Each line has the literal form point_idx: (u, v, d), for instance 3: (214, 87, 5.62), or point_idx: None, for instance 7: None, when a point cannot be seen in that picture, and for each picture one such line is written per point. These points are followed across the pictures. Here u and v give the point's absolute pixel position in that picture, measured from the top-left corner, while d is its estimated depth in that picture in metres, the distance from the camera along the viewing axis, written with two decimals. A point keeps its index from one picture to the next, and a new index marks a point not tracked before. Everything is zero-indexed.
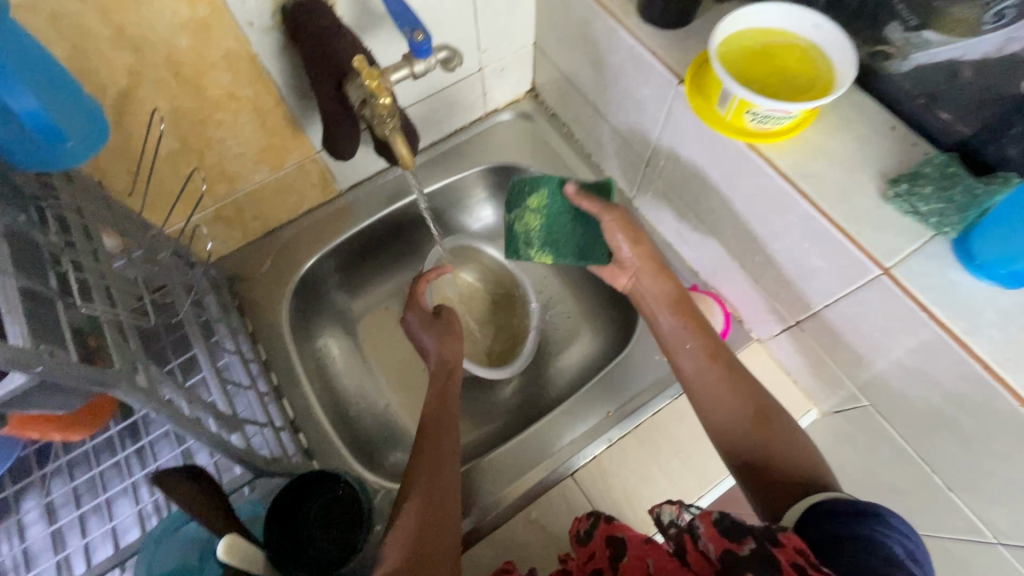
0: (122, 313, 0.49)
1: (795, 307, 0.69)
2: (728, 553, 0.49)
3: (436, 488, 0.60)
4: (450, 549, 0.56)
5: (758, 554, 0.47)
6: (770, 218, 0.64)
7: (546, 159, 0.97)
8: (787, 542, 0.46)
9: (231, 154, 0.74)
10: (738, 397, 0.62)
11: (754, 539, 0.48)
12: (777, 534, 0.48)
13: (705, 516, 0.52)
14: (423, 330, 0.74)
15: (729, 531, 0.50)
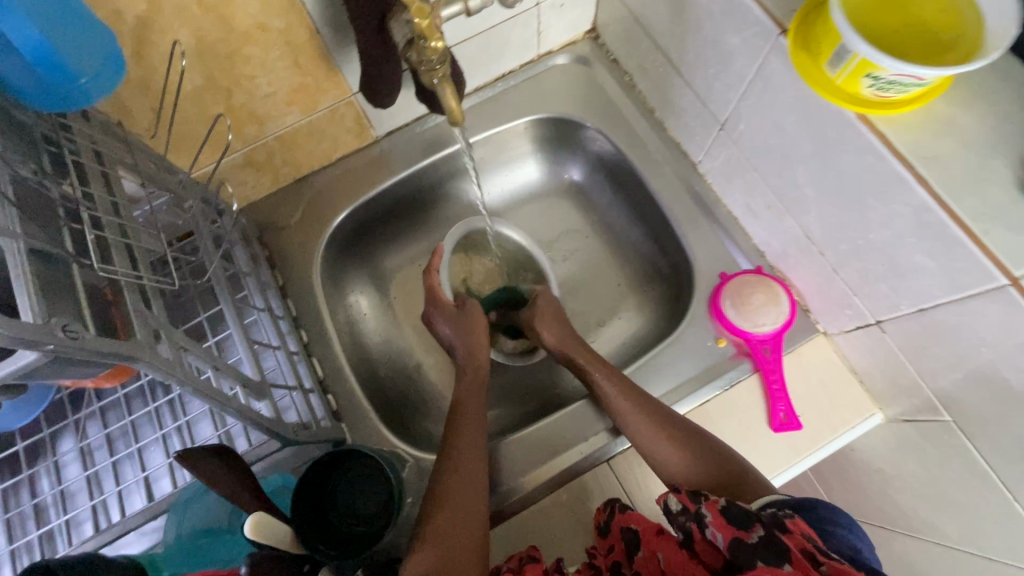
0: (144, 275, 0.45)
1: (879, 305, 0.61)
2: (737, 541, 0.50)
3: (461, 468, 0.63)
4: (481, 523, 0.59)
5: (766, 542, 0.49)
6: (870, 204, 0.55)
7: (603, 113, 0.87)
8: (793, 528, 0.48)
9: (260, 94, 0.68)
10: (654, 429, 0.64)
11: (761, 526, 0.50)
12: (782, 522, 0.49)
13: (713, 505, 0.54)
14: (446, 319, 0.78)
15: (734, 519, 0.52)
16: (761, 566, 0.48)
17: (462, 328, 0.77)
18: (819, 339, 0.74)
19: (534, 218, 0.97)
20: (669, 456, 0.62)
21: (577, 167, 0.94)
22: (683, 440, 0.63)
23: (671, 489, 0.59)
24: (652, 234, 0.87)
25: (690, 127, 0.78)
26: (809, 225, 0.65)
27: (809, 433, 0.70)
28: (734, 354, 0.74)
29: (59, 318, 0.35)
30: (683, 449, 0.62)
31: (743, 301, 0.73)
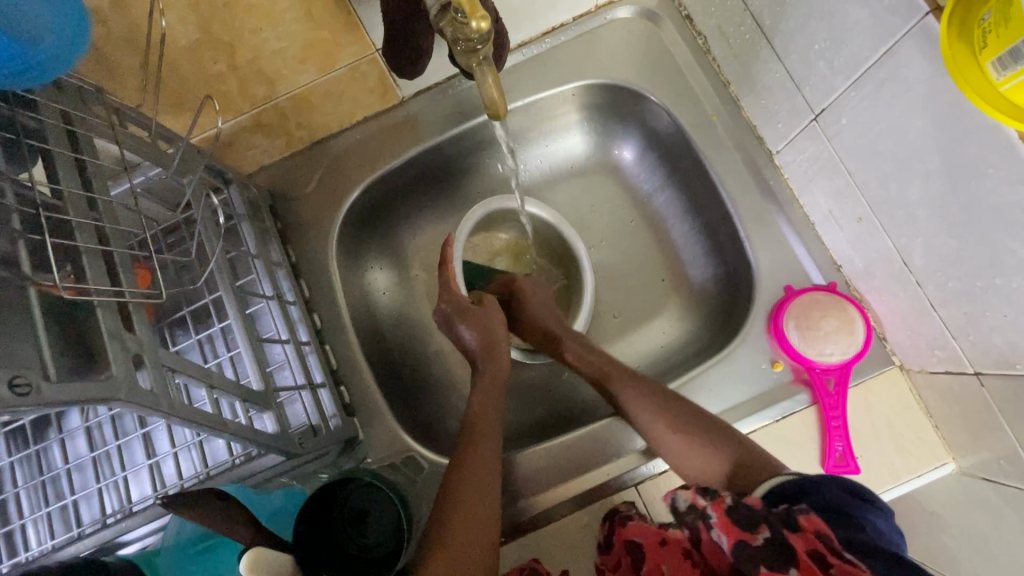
0: (125, 289, 0.39)
1: (984, 355, 0.51)
2: (740, 545, 0.44)
3: (471, 473, 0.57)
4: (490, 533, 0.54)
5: (775, 546, 0.42)
6: (1005, 245, 0.44)
7: (667, 83, 0.74)
8: (806, 526, 0.43)
9: (269, 50, 0.58)
10: (649, 401, 0.62)
11: (769, 527, 0.44)
12: (793, 518, 0.44)
13: (719, 505, 0.47)
14: (462, 320, 0.71)
15: (739, 520, 0.45)
16: (765, 573, 0.41)
17: (481, 327, 0.71)
18: (892, 372, 0.65)
19: (574, 198, 0.86)
20: (677, 445, 0.58)
21: (629, 142, 0.82)
22: (685, 426, 0.58)
23: (681, 486, 0.52)
24: (709, 229, 0.76)
25: (773, 111, 0.65)
26: (909, 251, 0.54)
27: (866, 476, 0.63)
28: (790, 380, 0.66)
29: (4, 369, 0.30)
30: (691, 440, 0.57)
31: (810, 325, 0.64)
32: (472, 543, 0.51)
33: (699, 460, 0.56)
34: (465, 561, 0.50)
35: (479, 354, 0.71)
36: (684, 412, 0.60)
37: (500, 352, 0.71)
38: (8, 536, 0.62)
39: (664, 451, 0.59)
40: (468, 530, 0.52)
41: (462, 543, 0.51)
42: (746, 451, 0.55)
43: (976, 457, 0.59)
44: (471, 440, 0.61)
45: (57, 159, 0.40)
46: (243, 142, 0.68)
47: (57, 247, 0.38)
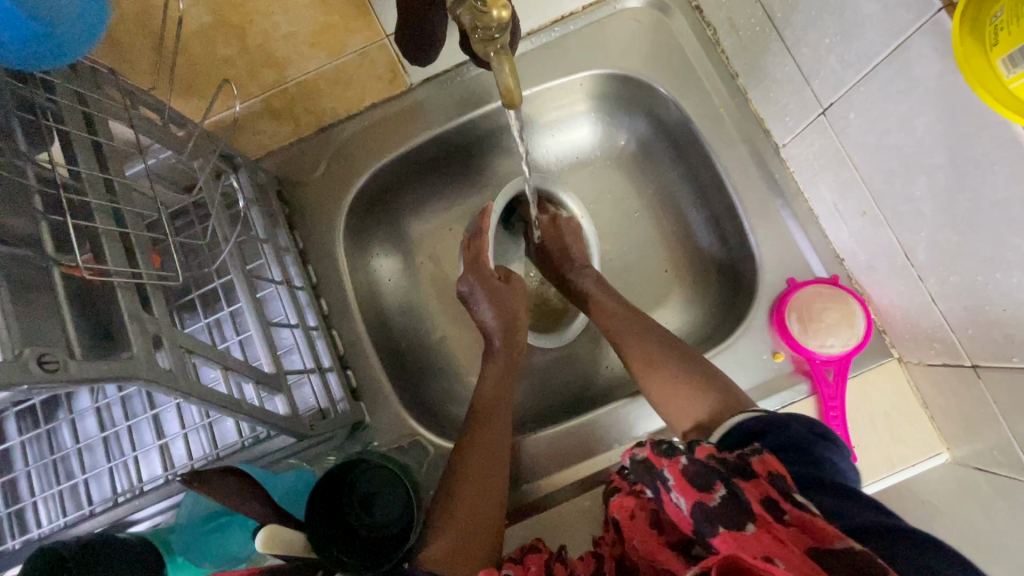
0: (143, 271, 0.40)
1: (982, 348, 0.52)
2: (699, 506, 0.42)
3: (481, 453, 0.59)
4: (492, 511, 0.56)
5: (730, 502, 0.42)
6: (1007, 240, 0.44)
7: (674, 73, 0.74)
8: (760, 473, 0.43)
9: (278, 34, 0.59)
10: (648, 341, 0.66)
11: (723, 483, 0.43)
12: (748, 466, 0.44)
13: (675, 466, 0.45)
14: (484, 296, 0.72)
15: (694, 479, 0.44)
16: (726, 532, 0.40)
17: (504, 307, 0.72)
18: (891, 364, 0.66)
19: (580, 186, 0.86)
20: (660, 381, 0.62)
21: (636, 132, 0.83)
22: (681, 374, 0.61)
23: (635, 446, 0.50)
24: (713, 220, 0.77)
25: (781, 104, 0.66)
26: (912, 245, 0.55)
27: (862, 465, 0.64)
28: (791, 371, 0.67)
29: (32, 347, 0.31)
30: (679, 379, 0.61)
31: (812, 318, 0.65)
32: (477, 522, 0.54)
33: (687, 405, 0.59)
34: (472, 538, 0.53)
35: (498, 335, 0.71)
36: (678, 354, 0.63)
37: (519, 337, 0.72)
38: (19, 513, 0.63)
39: (655, 401, 0.62)
40: (469, 509, 0.55)
41: (468, 520, 0.54)
42: (723, 393, 0.58)
43: (970, 448, 0.60)
44: (482, 419, 0.63)
45: (73, 140, 0.40)
46: (251, 127, 0.68)
47: (78, 230, 0.39)
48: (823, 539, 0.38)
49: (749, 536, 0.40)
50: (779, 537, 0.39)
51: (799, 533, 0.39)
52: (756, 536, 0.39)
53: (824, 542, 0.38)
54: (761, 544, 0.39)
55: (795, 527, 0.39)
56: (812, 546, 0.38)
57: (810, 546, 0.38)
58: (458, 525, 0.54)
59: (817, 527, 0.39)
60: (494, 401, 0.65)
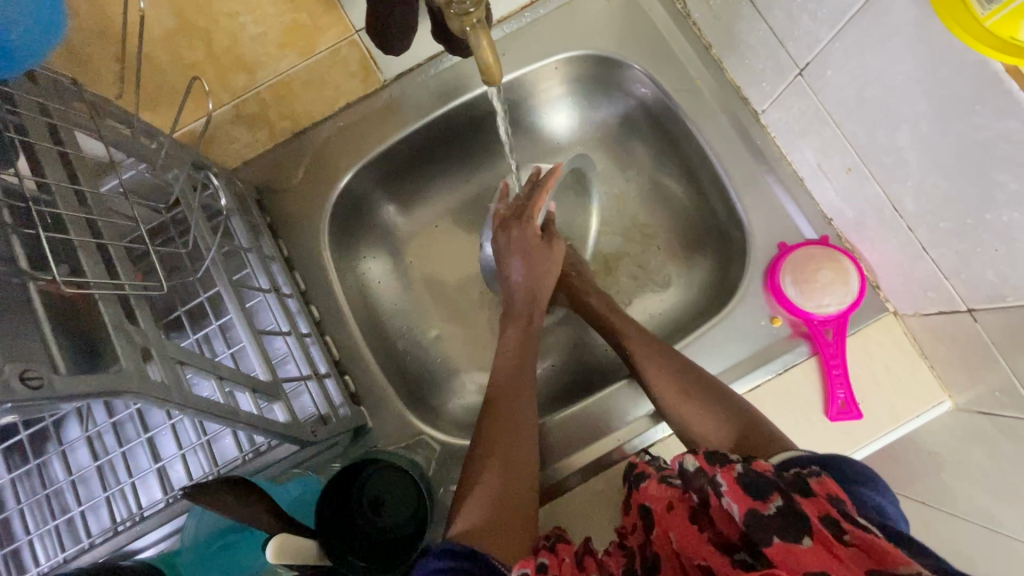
0: (124, 282, 0.38)
1: (977, 293, 0.53)
2: (752, 514, 0.43)
3: (510, 431, 0.56)
4: (530, 493, 0.52)
5: (788, 514, 0.42)
6: (994, 179, 0.45)
7: (648, 49, 0.74)
8: (820, 491, 0.42)
9: (246, 36, 0.58)
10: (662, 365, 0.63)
11: (781, 494, 0.43)
12: (806, 484, 0.44)
13: (729, 473, 0.46)
14: (518, 252, 0.70)
15: (750, 488, 0.45)
16: (780, 542, 0.40)
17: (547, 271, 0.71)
18: (887, 319, 0.66)
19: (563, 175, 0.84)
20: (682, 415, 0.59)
21: (614, 112, 0.83)
22: (706, 410, 0.58)
23: (687, 452, 0.52)
24: (701, 191, 0.77)
25: (757, 70, 0.66)
26: (899, 196, 0.55)
27: (868, 421, 0.64)
28: (790, 334, 0.67)
29: (13, 364, 0.29)
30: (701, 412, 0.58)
31: (806, 279, 0.65)
32: (512, 502, 0.50)
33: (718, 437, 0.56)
34: (510, 519, 0.49)
35: (523, 296, 0.70)
36: (691, 380, 0.61)
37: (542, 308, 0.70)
38: (14, 554, 0.60)
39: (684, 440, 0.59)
40: (509, 491, 0.51)
41: (502, 500, 0.50)
42: (743, 417, 0.56)
43: (972, 393, 0.61)
44: (505, 395, 0.60)
45: (38, 152, 0.39)
46: (225, 135, 0.67)
47: (51, 246, 0.37)
48: (885, 560, 0.37)
49: (803, 549, 0.39)
50: (836, 553, 0.38)
51: (860, 554, 0.38)
52: (812, 551, 0.39)
53: (887, 564, 0.37)
54: (816, 558, 0.39)
55: (855, 547, 0.38)
56: (874, 567, 0.37)
57: (871, 569, 0.37)
58: (492, 507, 0.49)
59: (882, 550, 0.37)
60: (516, 379, 0.62)
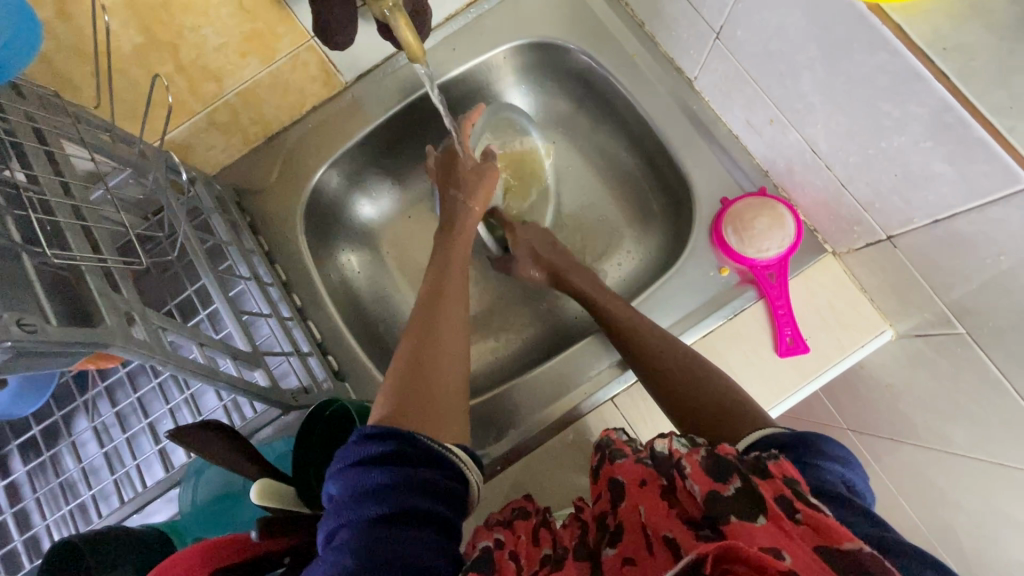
0: (107, 257, 0.43)
1: (894, 219, 0.57)
2: (714, 496, 0.37)
3: (429, 335, 0.55)
4: (452, 386, 0.51)
5: (746, 494, 0.36)
6: (882, 108, 0.50)
7: (586, 32, 0.80)
8: (775, 471, 0.38)
9: (209, 46, 0.64)
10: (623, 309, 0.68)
11: (739, 475, 0.38)
12: (763, 466, 0.39)
13: (693, 455, 0.39)
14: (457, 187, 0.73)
15: (712, 468, 0.38)
16: (735, 522, 0.35)
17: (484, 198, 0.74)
18: (827, 259, 0.71)
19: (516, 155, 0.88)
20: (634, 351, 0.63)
21: (563, 94, 0.88)
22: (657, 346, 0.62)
23: (658, 433, 0.44)
24: (649, 160, 0.82)
25: (684, 40, 0.71)
26: (815, 138, 0.60)
27: (817, 355, 0.68)
28: (738, 282, 0.71)
29: (13, 315, 0.34)
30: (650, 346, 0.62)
31: (745, 228, 0.70)
32: (426, 398, 0.48)
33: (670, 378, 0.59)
34: (424, 411, 0.47)
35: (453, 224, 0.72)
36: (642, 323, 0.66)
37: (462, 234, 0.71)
38: (32, 541, 0.64)
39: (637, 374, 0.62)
40: (427, 383, 0.50)
41: (414, 398, 0.48)
42: (686, 356, 0.60)
43: (909, 317, 0.65)
44: (424, 309, 0.59)
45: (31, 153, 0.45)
46: (200, 142, 0.73)
47: (44, 230, 0.43)
48: (834, 539, 0.33)
49: (757, 528, 0.35)
50: (788, 531, 0.34)
51: (809, 532, 0.34)
52: (766, 530, 0.34)
53: (832, 541, 0.33)
54: (769, 536, 0.34)
55: (806, 527, 0.34)
56: (823, 547, 0.33)
57: (821, 548, 0.33)
58: (402, 404, 0.47)
59: (831, 526, 0.34)
60: (435, 300, 0.61)
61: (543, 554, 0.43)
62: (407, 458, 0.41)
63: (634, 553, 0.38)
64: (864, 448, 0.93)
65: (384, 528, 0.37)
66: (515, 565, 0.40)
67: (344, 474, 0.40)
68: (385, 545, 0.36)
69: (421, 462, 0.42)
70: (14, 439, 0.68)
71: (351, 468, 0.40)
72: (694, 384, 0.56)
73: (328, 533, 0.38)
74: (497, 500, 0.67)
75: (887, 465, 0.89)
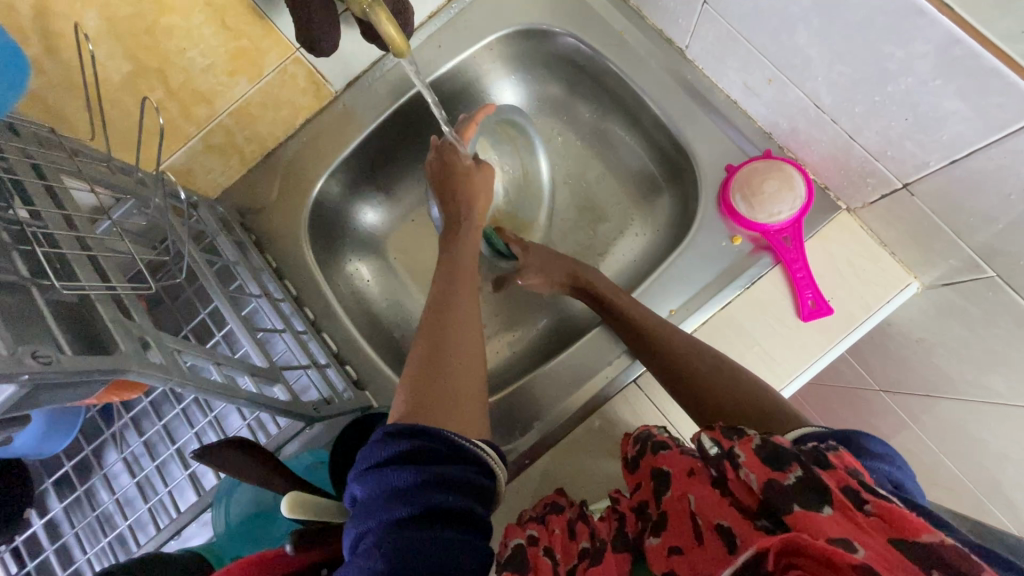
0: (116, 284, 0.44)
1: (908, 166, 0.55)
2: (772, 485, 0.35)
3: (440, 349, 0.52)
4: (473, 402, 0.48)
5: (805, 482, 0.34)
6: (882, 51, 0.48)
7: (571, 14, 0.78)
8: (838, 462, 0.36)
9: (197, 69, 0.63)
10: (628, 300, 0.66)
11: (799, 463, 0.36)
12: (822, 457, 0.37)
13: (747, 442, 0.38)
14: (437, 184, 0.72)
15: (769, 455, 0.37)
16: (799, 512, 0.33)
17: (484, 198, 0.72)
18: (842, 217, 0.69)
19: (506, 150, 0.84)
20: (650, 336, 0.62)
21: (555, 79, 0.87)
22: (684, 338, 0.61)
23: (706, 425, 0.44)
24: (648, 136, 0.81)
25: (671, 9, 0.70)
26: (817, 92, 0.58)
27: (841, 316, 0.66)
28: (752, 250, 0.70)
29: (28, 345, 0.34)
30: (672, 337, 0.61)
31: (753, 193, 0.68)
32: (445, 416, 0.45)
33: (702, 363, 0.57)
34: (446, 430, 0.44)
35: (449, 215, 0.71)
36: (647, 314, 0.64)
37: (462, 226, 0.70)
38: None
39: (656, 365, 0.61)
40: (444, 400, 0.47)
41: (434, 420, 0.45)
42: (699, 349, 0.59)
43: (933, 268, 0.63)
44: (432, 320, 0.56)
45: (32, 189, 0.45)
46: (198, 166, 0.73)
47: (52, 261, 0.43)
48: (910, 531, 0.30)
49: (824, 518, 0.32)
50: (856, 522, 0.32)
51: (882, 524, 0.31)
52: (833, 520, 0.32)
53: (908, 533, 0.30)
54: (837, 527, 0.32)
55: (878, 518, 0.31)
56: (898, 540, 0.30)
57: (894, 539, 0.30)
58: (424, 420, 0.45)
59: (906, 517, 0.31)
60: (444, 307, 0.58)
61: (580, 547, 0.42)
62: (434, 455, 0.41)
63: (681, 543, 0.38)
64: (899, 408, 0.90)
65: (415, 532, 0.36)
66: (550, 561, 0.40)
67: (365, 477, 0.40)
68: (418, 548, 0.35)
69: (452, 460, 0.41)
70: (48, 476, 0.69)
71: (374, 470, 0.40)
72: (711, 377, 0.56)
73: (353, 538, 0.38)
74: (530, 492, 0.66)
75: (926, 423, 0.87)
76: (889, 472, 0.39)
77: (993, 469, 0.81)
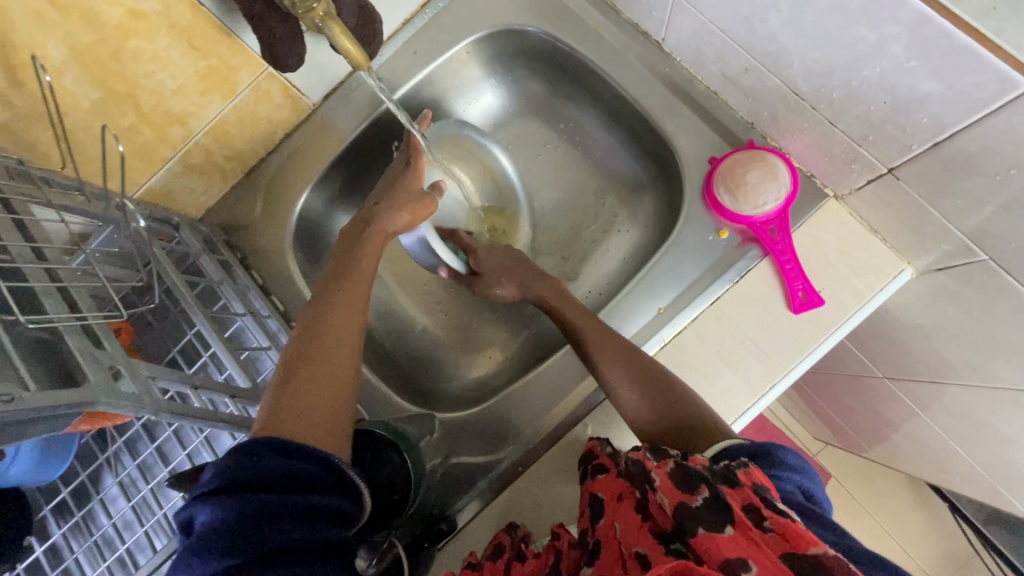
0: (87, 314, 0.44)
1: (891, 150, 0.54)
2: (683, 507, 0.36)
3: (318, 350, 0.51)
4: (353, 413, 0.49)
5: (713, 502, 0.36)
6: (854, 35, 0.47)
7: (545, 12, 0.77)
8: (743, 482, 0.38)
9: (168, 91, 0.63)
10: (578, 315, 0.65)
11: (708, 485, 0.37)
12: (731, 477, 0.39)
13: (662, 468, 0.39)
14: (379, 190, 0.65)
15: (683, 479, 0.38)
16: (703, 534, 0.34)
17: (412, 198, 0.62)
18: (830, 205, 0.67)
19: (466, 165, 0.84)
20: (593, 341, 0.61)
21: (534, 79, 0.86)
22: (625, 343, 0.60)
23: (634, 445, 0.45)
24: (631, 132, 0.80)
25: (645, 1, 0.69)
26: (794, 80, 0.57)
27: (833, 306, 0.65)
28: (739, 242, 0.69)
29: None
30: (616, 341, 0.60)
31: (736, 185, 0.67)
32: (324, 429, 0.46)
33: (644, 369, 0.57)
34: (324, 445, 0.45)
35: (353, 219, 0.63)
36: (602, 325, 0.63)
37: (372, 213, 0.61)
38: None
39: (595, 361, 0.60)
40: (326, 411, 0.47)
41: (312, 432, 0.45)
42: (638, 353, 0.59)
43: (926, 252, 0.61)
44: (309, 317, 0.54)
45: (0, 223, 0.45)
46: (179, 187, 0.73)
47: (24, 295, 0.43)
48: (801, 546, 0.32)
49: (724, 538, 0.33)
50: (754, 539, 0.33)
51: (777, 540, 0.33)
52: (732, 539, 0.33)
53: (799, 548, 0.32)
54: (736, 546, 0.33)
55: (775, 533, 0.33)
56: (791, 556, 0.32)
57: (787, 554, 0.32)
58: (299, 431, 0.44)
59: (799, 533, 0.33)
60: (324, 302, 0.55)
61: None
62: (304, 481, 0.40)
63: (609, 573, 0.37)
64: (905, 395, 0.88)
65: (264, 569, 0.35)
66: None
67: (218, 498, 0.38)
68: None
69: (320, 488, 0.41)
70: (46, 503, 0.70)
71: (225, 494, 0.38)
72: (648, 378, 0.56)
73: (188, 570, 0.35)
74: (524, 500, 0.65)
75: (933, 410, 0.84)
76: (801, 485, 0.44)
77: (1005, 454, 0.78)
